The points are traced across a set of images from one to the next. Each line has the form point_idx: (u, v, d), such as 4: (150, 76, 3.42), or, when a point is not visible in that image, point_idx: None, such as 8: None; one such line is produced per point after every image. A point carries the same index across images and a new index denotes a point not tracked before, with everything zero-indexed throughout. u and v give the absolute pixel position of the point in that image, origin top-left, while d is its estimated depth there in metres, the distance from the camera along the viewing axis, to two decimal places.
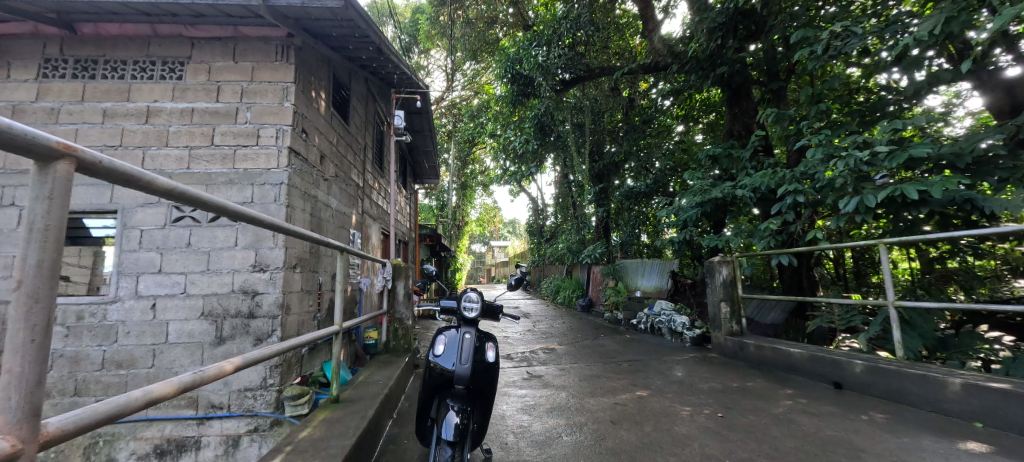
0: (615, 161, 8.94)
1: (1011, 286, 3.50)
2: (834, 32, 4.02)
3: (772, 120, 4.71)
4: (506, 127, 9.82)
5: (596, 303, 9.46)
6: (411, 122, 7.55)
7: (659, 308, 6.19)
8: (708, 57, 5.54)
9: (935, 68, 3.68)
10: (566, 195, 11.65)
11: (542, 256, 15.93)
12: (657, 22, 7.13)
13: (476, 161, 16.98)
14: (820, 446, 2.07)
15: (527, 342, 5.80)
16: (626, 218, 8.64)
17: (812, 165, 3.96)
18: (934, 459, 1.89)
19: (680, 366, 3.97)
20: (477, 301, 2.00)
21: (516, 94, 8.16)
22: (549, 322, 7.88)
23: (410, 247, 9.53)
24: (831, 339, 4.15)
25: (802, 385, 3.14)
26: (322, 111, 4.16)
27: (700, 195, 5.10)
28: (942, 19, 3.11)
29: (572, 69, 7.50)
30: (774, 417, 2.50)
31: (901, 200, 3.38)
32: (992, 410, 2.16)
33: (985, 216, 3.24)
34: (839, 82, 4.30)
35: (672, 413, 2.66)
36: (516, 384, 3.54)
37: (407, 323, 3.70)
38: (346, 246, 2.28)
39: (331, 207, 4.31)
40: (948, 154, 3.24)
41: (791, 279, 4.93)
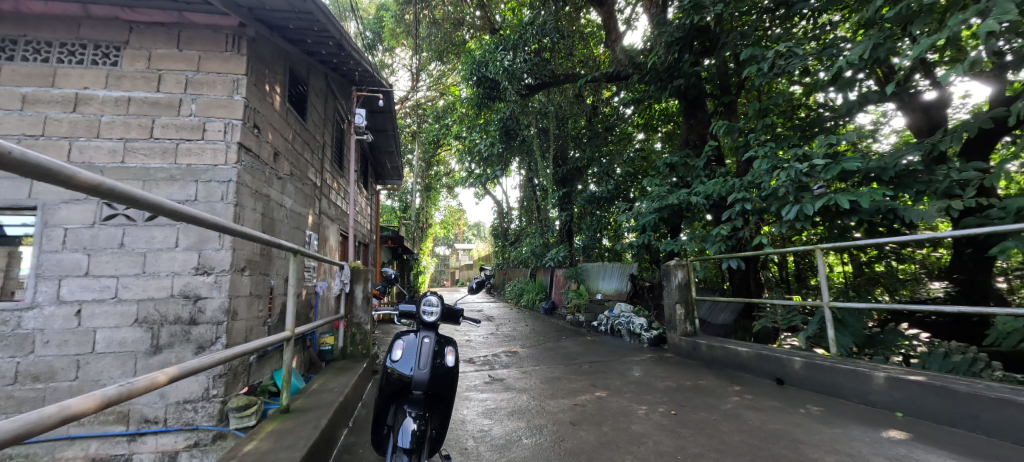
0: (579, 166, 9.13)
1: (928, 288, 4.00)
2: (779, 52, 4.33)
3: (724, 131, 4.98)
4: (472, 130, 9.79)
5: (559, 306, 9.59)
6: (373, 120, 7.36)
7: (619, 310, 6.36)
8: (667, 69, 5.77)
9: (866, 89, 4.02)
10: (530, 198, 11.75)
11: (507, 260, 16.00)
12: (619, 33, 7.34)
13: (441, 162, 16.82)
14: (764, 439, 2.19)
15: (489, 345, 5.78)
16: (588, 222, 8.83)
17: (759, 175, 4.21)
18: (862, 447, 2.05)
19: (637, 366, 4.10)
20: (438, 305, 1.98)
21: (481, 97, 8.17)
22: (512, 325, 7.90)
23: (370, 249, 9.27)
24: (775, 337, 4.54)
25: (748, 382, 3.32)
26: (277, 106, 3.98)
27: (658, 201, 5.29)
28: (871, 45, 3.41)
29: (537, 75, 7.59)
30: (723, 414, 2.62)
31: (835, 209, 3.67)
32: (911, 400, 2.38)
33: (907, 225, 3.57)
34: (784, 98, 4.61)
35: (629, 412, 2.73)
36: (478, 388, 3.51)
37: (366, 328, 3.59)
38: (301, 248, 2.17)
39: (284, 207, 4.11)
40: (874, 168, 3.55)
41: (740, 282, 5.27)
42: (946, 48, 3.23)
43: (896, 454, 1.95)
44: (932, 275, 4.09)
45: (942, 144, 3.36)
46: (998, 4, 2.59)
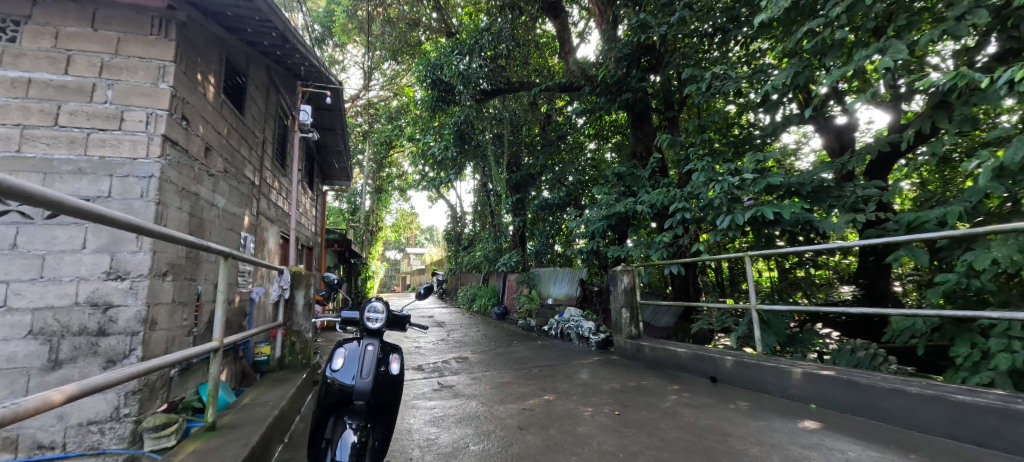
0: (532, 173, 9.26)
1: (839, 291, 4.52)
2: (715, 73, 4.67)
3: (667, 144, 5.26)
4: (426, 132, 9.64)
5: (510, 311, 9.63)
6: (319, 118, 7.05)
7: (569, 314, 6.50)
8: (616, 83, 6.04)
9: (789, 111, 4.43)
10: (484, 203, 11.75)
11: (459, 265, 15.85)
12: (573, 45, 7.57)
13: (394, 164, 16.43)
14: (698, 434, 2.33)
15: (439, 352, 5.68)
16: (541, 228, 8.93)
17: (696, 187, 4.52)
18: (782, 437, 2.23)
19: (585, 369, 4.20)
20: (383, 311, 1.93)
21: (436, 100, 8.08)
22: (463, 331, 7.81)
23: (314, 253, 8.83)
24: (711, 338, 4.82)
25: (685, 381, 3.51)
26: (211, 98, 3.70)
27: (607, 208, 5.50)
28: (792, 72, 3.78)
29: (493, 81, 7.63)
30: (662, 412, 2.75)
31: (762, 219, 3.99)
32: (822, 393, 2.63)
33: (821, 235, 3.96)
34: (720, 116, 4.97)
35: (575, 414, 2.79)
36: (426, 396, 3.43)
37: (307, 337, 3.40)
38: (234, 251, 2.01)
39: (216, 207, 3.81)
40: (795, 183, 3.91)
41: (681, 287, 5.60)
42: (853, 79, 3.64)
43: (810, 442, 2.14)
44: (843, 280, 4.64)
45: (850, 163, 3.77)
46: (893, 44, 2.97)
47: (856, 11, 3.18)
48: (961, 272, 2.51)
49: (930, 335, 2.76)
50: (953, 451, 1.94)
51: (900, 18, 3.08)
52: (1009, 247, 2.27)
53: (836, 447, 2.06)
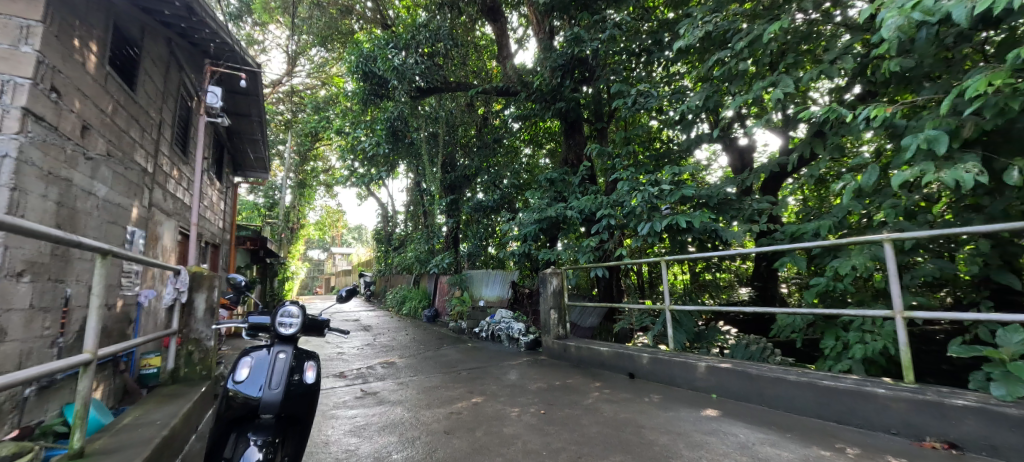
0: (467, 174, 9.19)
1: (738, 292, 5.09)
2: (640, 91, 5.03)
3: (596, 154, 5.63)
4: (356, 125, 9.17)
5: (441, 313, 9.47)
6: (232, 102, 6.39)
7: (500, 316, 6.56)
8: (551, 91, 6.25)
9: (702, 130, 4.86)
10: (418, 203, 11.48)
11: (389, 266, 15.26)
12: (511, 50, 7.67)
13: (320, 157, 15.43)
14: (615, 428, 2.46)
15: (363, 357, 5.42)
16: (474, 230, 8.87)
17: (621, 195, 4.82)
18: (688, 425, 2.44)
19: (514, 370, 4.25)
20: (298, 316, 1.82)
21: (368, 93, 7.73)
22: (391, 335, 7.52)
23: (221, 251, 7.97)
24: (632, 337, 5.13)
25: (606, 378, 3.71)
26: (92, 69, 3.20)
27: (538, 213, 5.65)
28: (704, 96, 4.18)
29: (429, 78, 7.48)
30: (584, 408, 2.87)
31: (676, 227, 4.36)
32: (722, 384, 2.92)
33: (724, 242, 4.42)
34: (643, 130, 5.35)
35: (503, 415, 2.81)
36: (347, 405, 3.23)
37: (208, 345, 3.04)
38: (115, 248, 1.74)
39: (94, 195, 3.28)
40: (705, 195, 4.32)
41: (605, 289, 5.93)
42: (753, 105, 4.11)
43: (710, 428, 2.36)
44: (742, 282, 5.23)
45: (749, 180, 4.24)
46: (783, 78, 3.41)
47: (756, 46, 3.60)
48: (830, 276, 2.93)
49: (806, 330, 3.18)
50: (821, 428, 2.26)
51: (789, 56, 3.55)
52: (863, 255, 2.69)
53: (731, 431, 2.30)
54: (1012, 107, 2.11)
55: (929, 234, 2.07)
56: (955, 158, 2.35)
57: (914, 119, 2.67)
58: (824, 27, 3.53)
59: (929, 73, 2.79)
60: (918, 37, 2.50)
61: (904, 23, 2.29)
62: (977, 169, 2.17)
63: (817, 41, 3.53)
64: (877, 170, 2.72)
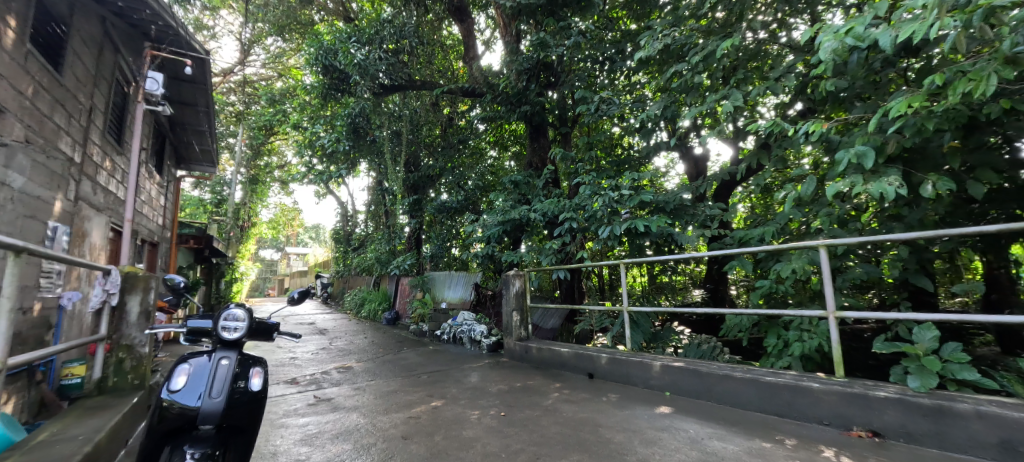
0: (431, 174, 9.06)
1: (691, 294, 5.33)
2: (602, 98, 5.17)
3: (560, 158, 5.75)
4: (314, 121, 8.82)
5: (402, 316, 9.27)
6: (175, 90, 5.97)
7: (462, 318, 6.51)
8: (516, 95, 6.30)
9: (660, 138, 5.06)
10: (380, 203, 11.20)
11: (347, 267, 14.77)
12: (478, 51, 7.65)
13: (275, 152, 14.73)
14: (574, 428, 2.50)
15: (318, 362, 5.20)
16: (437, 231, 8.74)
17: (584, 198, 4.93)
18: (642, 423, 2.52)
19: (475, 373, 4.23)
20: (245, 319, 1.74)
21: (328, 88, 7.46)
22: (348, 338, 7.27)
23: (160, 250, 7.41)
24: (592, 338, 5.24)
25: (566, 379, 3.76)
26: (9, 46, 2.89)
27: (502, 215, 5.67)
28: (662, 105, 4.36)
29: (393, 76, 7.33)
30: (544, 409, 2.90)
31: (635, 231, 4.50)
32: (674, 382, 3.04)
33: (679, 246, 4.62)
34: (605, 136, 5.50)
35: (462, 418, 2.79)
36: (298, 412, 3.09)
37: (142, 352, 2.81)
38: (31, 245, 1.56)
39: (7, 185, 2.95)
40: (661, 201, 4.50)
41: (567, 291, 6.02)
42: (707, 116, 4.32)
43: (663, 425, 2.45)
44: (696, 283, 5.48)
45: (702, 187, 4.44)
46: (733, 92, 3.61)
47: (711, 60, 3.80)
48: (773, 278, 3.13)
49: (751, 329, 3.38)
50: (763, 422, 2.40)
51: (740, 72, 3.77)
52: (802, 259, 2.89)
53: (682, 427, 2.40)
54: (927, 126, 2.34)
55: (857, 241, 2.25)
56: (881, 171, 2.57)
57: (847, 135, 2.90)
58: (771, 47, 3.77)
59: (860, 94, 3.05)
60: (851, 60, 2.72)
61: (839, 47, 2.48)
62: (898, 182, 2.38)
63: (765, 59, 3.76)
64: (814, 180, 2.93)
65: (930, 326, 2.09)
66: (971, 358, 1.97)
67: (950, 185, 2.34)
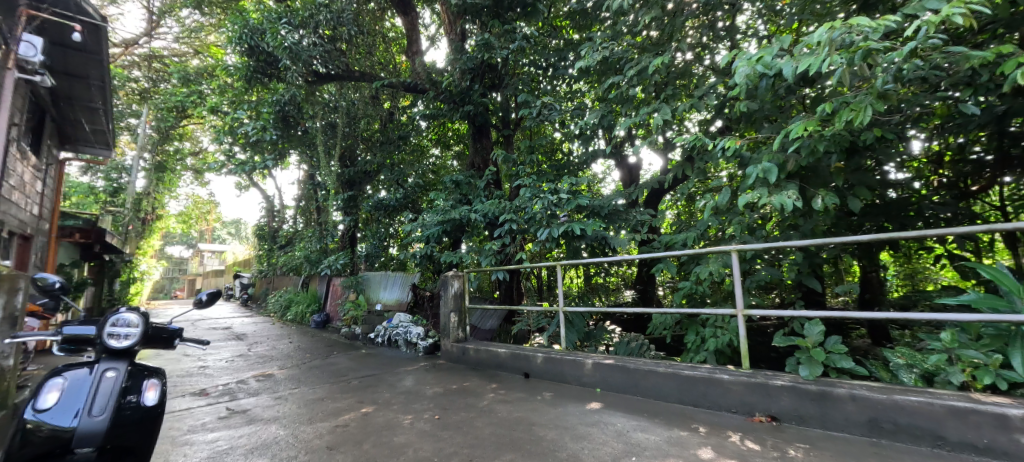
0: (368, 170, 8.69)
1: (623, 294, 5.61)
2: (544, 103, 5.29)
3: (502, 160, 5.80)
4: (235, 105, 8.05)
5: (332, 318, 8.76)
6: (59, 58, 5.15)
7: (398, 320, 6.30)
8: (459, 93, 6.24)
9: (597, 144, 5.29)
10: (312, 197, 10.55)
11: (272, 266, 13.69)
12: (421, 47, 7.48)
13: (188, 137, 13.28)
14: (508, 428, 2.52)
15: (234, 371, 4.76)
16: (373, 230, 8.32)
17: (524, 201, 5.01)
18: (574, 419, 2.60)
19: (409, 376, 4.11)
20: (138, 326, 1.56)
21: (253, 71, 6.84)
22: (270, 343, 6.73)
23: (35, 244, 6.36)
24: (529, 338, 5.32)
25: (502, 379, 3.79)
26: None
27: (442, 214, 5.57)
28: (600, 115, 4.57)
29: (329, 64, 6.97)
30: (479, 410, 2.89)
31: (571, 234, 4.64)
32: (604, 379, 3.18)
33: (611, 249, 4.86)
34: (546, 141, 5.66)
35: (394, 424, 2.70)
36: (206, 427, 2.80)
37: (5, 364, 2.40)
38: None
39: None
40: (596, 205, 4.71)
41: (506, 291, 6.06)
42: (640, 127, 4.57)
43: (593, 420, 2.55)
44: (628, 284, 5.77)
45: (634, 194, 4.70)
46: (663, 107, 3.85)
47: (644, 75, 4.03)
48: (693, 280, 3.39)
49: (674, 327, 3.63)
50: (681, 412, 2.59)
51: (669, 88, 4.04)
52: (718, 263, 3.16)
53: (610, 422, 2.51)
54: (819, 148, 2.68)
55: (763, 247, 2.50)
56: (783, 186, 2.89)
57: (756, 152, 3.23)
58: (696, 67, 4.09)
59: (768, 116, 3.39)
60: (762, 85, 3.03)
61: (751, 72, 2.74)
62: (795, 196, 2.70)
63: (690, 77, 4.05)
64: (729, 190, 3.22)
65: (818, 322, 2.39)
66: (847, 349, 2.28)
67: (835, 200, 2.69)
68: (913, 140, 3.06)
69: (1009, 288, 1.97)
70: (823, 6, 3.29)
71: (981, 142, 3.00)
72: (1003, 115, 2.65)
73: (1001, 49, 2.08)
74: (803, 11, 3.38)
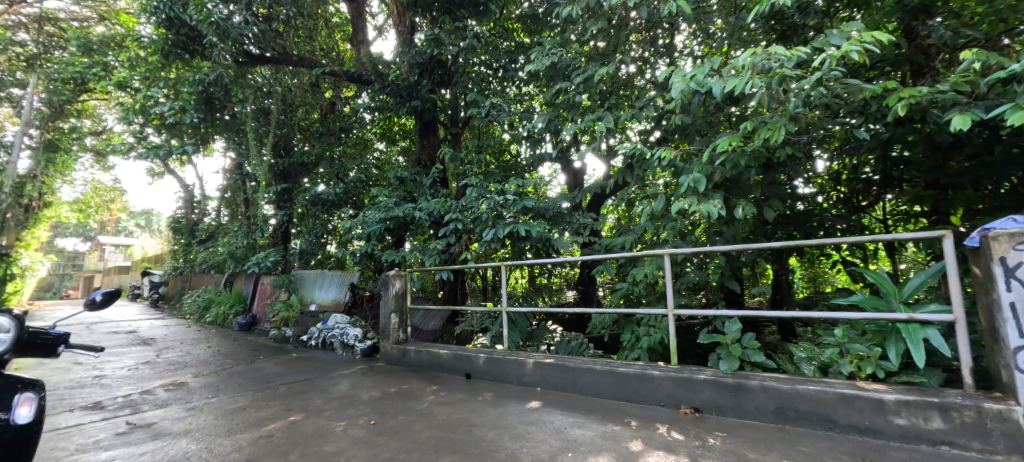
0: (306, 162, 8.20)
1: (565, 295, 5.76)
2: (493, 103, 5.30)
3: (450, 158, 5.74)
4: (149, 82, 7.21)
5: (259, 320, 8.13)
6: None
7: (334, 321, 5.98)
8: (407, 87, 6.07)
9: (544, 148, 5.40)
10: (239, 188, 9.75)
11: (189, 262, 12.44)
12: (367, 36, 7.19)
13: (88, 114, 11.72)
14: (447, 430, 2.49)
15: (138, 380, 4.26)
16: (309, 225, 7.79)
17: (470, 201, 4.98)
18: (514, 419, 2.63)
19: (345, 380, 3.93)
20: (12, 328, 1.44)
21: (172, 46, 6.18)
22: (185, 348, 6.11)
23: None
24: (472, 339, 5.30)
25: (443, 381, 3.74)
26: None
27: (384, 211, 5.39)
28: (547, 119, 4.68)
29: (263, 45, 6.51)
30: (418, 413, 2.83)
31: (516, 235, 4.70)
32: (544, 378, 3.24)
33: (555, 251, 4.97)
34: (493, 142, 5.69)
35: (325, 431, 2.56)
36: (100, 445, 2.48)
37: None
38: None
39: None
40: (541, 207, 4.81)
41: (450, 292, 5.98)
42: (585, 132, 4.73)
43: (532, 419, 2.60)
44: (570, 285, 5.93)
45: (578, 198, 4.86)
46: (606, 115, 4.02)
47: (590, 83, 4.18)
48: (630, 282, 3.57)
49: (611, 326, 3.80)
50: (616, 408, 2.70)
51: (611, 98, 4.23)
52: (652, 266, 3.35)
53: (549, 420, 2.56)
54: (740, 162, 2.93)
55: (692, 252, 2.67)
56: (711, 195, 3.13)
57: (688, 163, 3.46)
58: (638, 80, 4.31)
59: (699, 130, 3.65)
60: (694, 101, 3.27)
61: (685, 88, 2.94)
62: (720, 204, 2.93)
63: (632, 89, 4.26)
64: (663, 198, 3.43)
65: (736, 320, 2.61)
66: (760, 345, 2.52)
67: (753, 209, 2.96)
68: (818, 159, 3.46)
69: (887, 289, 2.29)
70: (749, 33, 3.62)
71: (870, 164, 3.46)
72: (886, 141, 3.08)
73: (887, 84, 2.41)
74: (732, 36, 3.69)
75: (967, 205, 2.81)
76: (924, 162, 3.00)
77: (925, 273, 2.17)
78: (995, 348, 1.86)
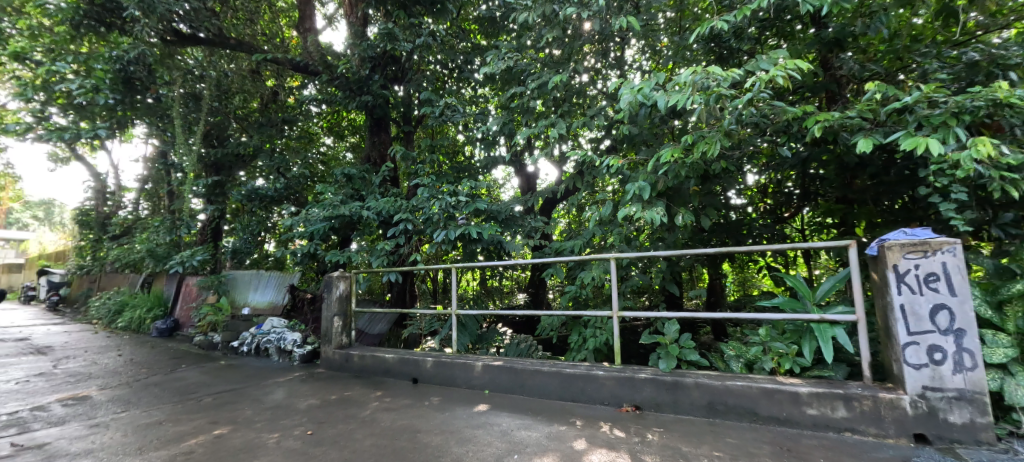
0: (242, 153, 7.63)
1: (516, 297, 5.80)
2: (447, 103, 5.23)
3: (401, 156, 5.59)
4: (53, 56, 6.38)
5: (182, 325, 7.44)
6: None
7: (269, 326, 5.61)
8: (357, 81, 5.85)
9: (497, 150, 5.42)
10: (163, 179, 8.89)
11: (100, 260, 11.11)
12: (316, 24, 6.86)
13: None
14: (389, 438, 2.42)
15: (29, 395, 3.74)
16: (244, 222, 7.23)
17: (421, 201, 4.89)
18: (460, 422, 2.61)
19: (280, 388, 3.70)
20: None
21: (84, 17, 5.52)
22: (91, 357, 5.46)
23: None
24: (420, 342, 5.19)
25: (388, 386, 3.63)
26: None
27: (329, 210, 5.14)
28: (501, 122, 4.71)
29: (194, 24, 6.00)
30: (360, 421, 2.73)
31: (468, 237, 4.67)
32: (492, 380, 3.24)
33: (506, 253, 5.01)
34: (445, 142, 5.62)
35: (256, 444, 2.40)
36: None
37: None
38: None
39: None
40: (494, 210, 4.82)
41: (398, 294, 5.79)
42: (537, 137, 4.80)
43: (478, 422, 2.59)
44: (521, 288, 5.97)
45: (531, 201, 4.94)
46: (558, 122, 4.13)
47: (543, 89, 4.26)
48: (578, 285, 3.67)
49: (560, 328, 3.88)
50: (562, 408, 2.76)
51: (564, 105, 4.34)
52: (599, 269, 3.47)
53: (496, 422, 2.57)
54: (681, 172, 3.12)
55: (636, 256, 2.79)
56: (654, 203, 3.30)
57: (633, 172, 3.63)
58: (590, 89, 4.45)
59: (645, 141, 3.84)
60: (641, 113, 3.44)
61: (633, 100, 3.09)
62: (661, 212, 3.11)
63: (585, 97, 4.40)
64: (610, 204, 3.57)
65: (674, 322, 2.77)
66: (695, 344, 2.69)
67: (691, 217, 3.16)
68: (748, 173, 3.76)
69: (803, 293, 2.53)
70: (691, 53, 3.87)
71: (792, 179, 3.82)
72: (805, 159, 3.41)
73: (806, 108, 2.69)
74: (677, 54, 3.93)
75: (868, 218, 3.19)
76: (835, 179, 3.35)
77: (835, 278, 2.43)
78: (888, 344, 2.12)
